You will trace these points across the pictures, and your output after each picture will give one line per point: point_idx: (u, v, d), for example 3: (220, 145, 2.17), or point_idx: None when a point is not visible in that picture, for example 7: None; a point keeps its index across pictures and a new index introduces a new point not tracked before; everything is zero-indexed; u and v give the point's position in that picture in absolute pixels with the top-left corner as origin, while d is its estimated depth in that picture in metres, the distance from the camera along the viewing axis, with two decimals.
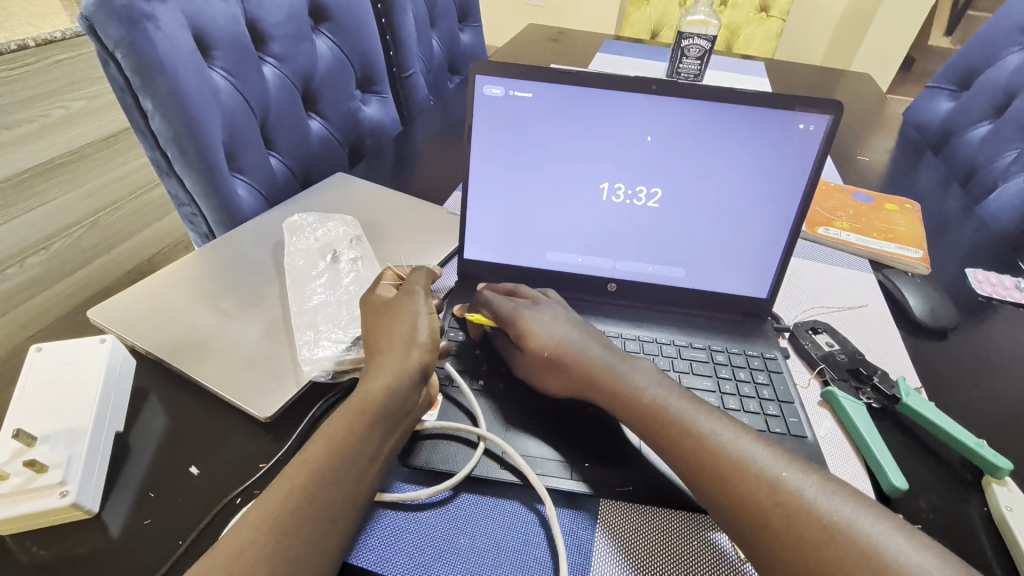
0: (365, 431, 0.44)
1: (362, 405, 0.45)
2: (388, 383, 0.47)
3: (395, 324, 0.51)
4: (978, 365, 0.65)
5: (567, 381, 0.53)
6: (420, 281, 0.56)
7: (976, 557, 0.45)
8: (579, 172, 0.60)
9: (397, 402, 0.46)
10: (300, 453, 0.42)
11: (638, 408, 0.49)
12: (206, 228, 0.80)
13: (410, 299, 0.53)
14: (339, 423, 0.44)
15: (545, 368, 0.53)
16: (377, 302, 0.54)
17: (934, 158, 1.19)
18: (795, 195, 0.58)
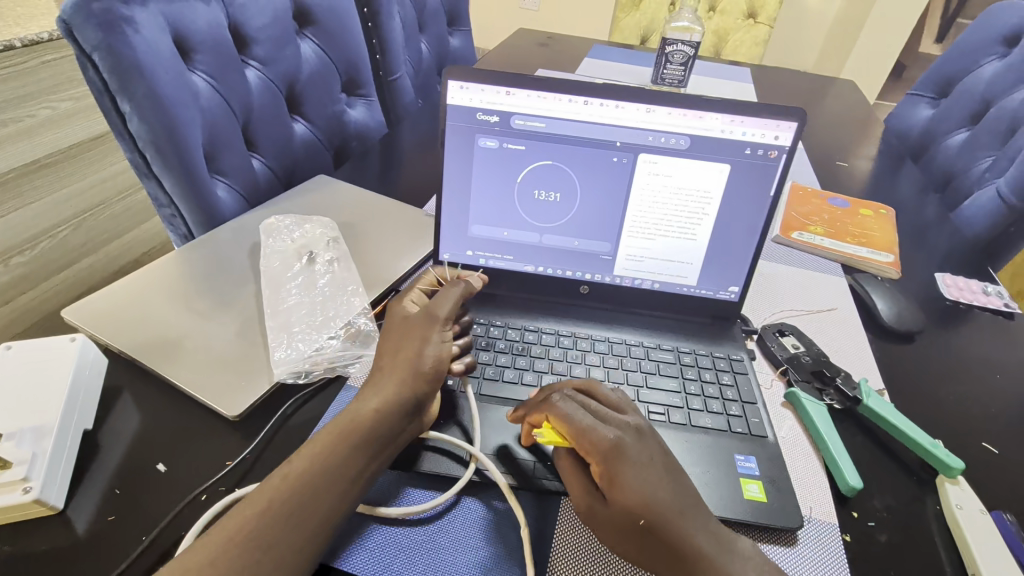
0: (349, 450, 0.44)
1: (350, 425, 0.45)
2: (379, 408, 0.46)
3: (403, 348, 0.50)
4: (942, 368, 0.66)
5: (642, 545, 0.40)
6: (445, 301, 0.54)
7: (926, 554, 0.47)
8: (551, 177, 0.61)
9: (383, 430, 0.46)
10: (283, 464, 0.42)
11: (666, 558, 0.40)
12: (185, 229, 0.81)
13: (427, 324, 0.51)
14: (324, 437, 0.44)
15: (617, 523, 0.41)
16: (398, 319, 0.53)
17: (914, 165, 1.20)
18: (762, 200, 0.60)
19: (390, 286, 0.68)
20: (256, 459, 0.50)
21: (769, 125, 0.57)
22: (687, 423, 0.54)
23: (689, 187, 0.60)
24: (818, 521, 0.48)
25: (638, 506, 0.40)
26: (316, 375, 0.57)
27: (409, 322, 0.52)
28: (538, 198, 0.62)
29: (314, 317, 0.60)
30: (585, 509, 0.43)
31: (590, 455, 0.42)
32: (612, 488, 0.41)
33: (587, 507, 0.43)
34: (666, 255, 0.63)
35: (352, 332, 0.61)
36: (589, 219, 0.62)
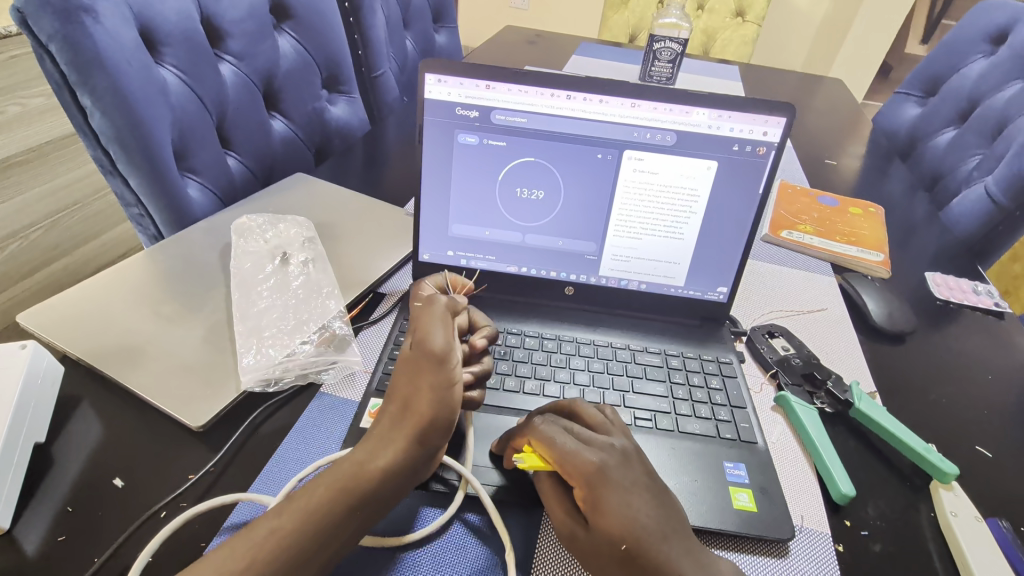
0: (348, 507, 0.38)
1: (354, 481, 0.39)
2: (387, 467, 0.40)
3: (413, 398, 0.42)
4: (933, 369, 0.65)
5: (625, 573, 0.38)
6: (434, 324, 0.42)
7: (921, 564, 0.45)
8: (534, 174, 0.59)
9: (388, 490, 0.40)
10: (275, 513, 0.37)
11: None
12: (154, 229, 0.78)
13: (430, 365, 0.42)
14: (322, 488, 0.38)
15: (598, 551, 0.39)
16: (402, 359, 0.44)
17: (902, 164, 1.19)
18: (751, 199, 0.58)
19: (368, 288, 0.66)
20: (221, 472, 0.47)
21: (758, 121, 0.55)
22: (675, 429, 0.52)
23: (676, 183, 0.58)
24: (811, 531, 0.46)
25: (617, 534, 0.38)
26: (286, 381, 0.54)
27: (413, 363, 0.42)
28: (521, 196, 0.59)
29: (286, 322, 0.58)
30: (566, 535, 0.41)
31: (571, 477, 0.41)
32: (592, 514, 0.39)
33: (568, 531, 0.41)
34: (653, 256, 0.61)
35: (327, 337, 0.58)
36: (574, 218, 0.60)
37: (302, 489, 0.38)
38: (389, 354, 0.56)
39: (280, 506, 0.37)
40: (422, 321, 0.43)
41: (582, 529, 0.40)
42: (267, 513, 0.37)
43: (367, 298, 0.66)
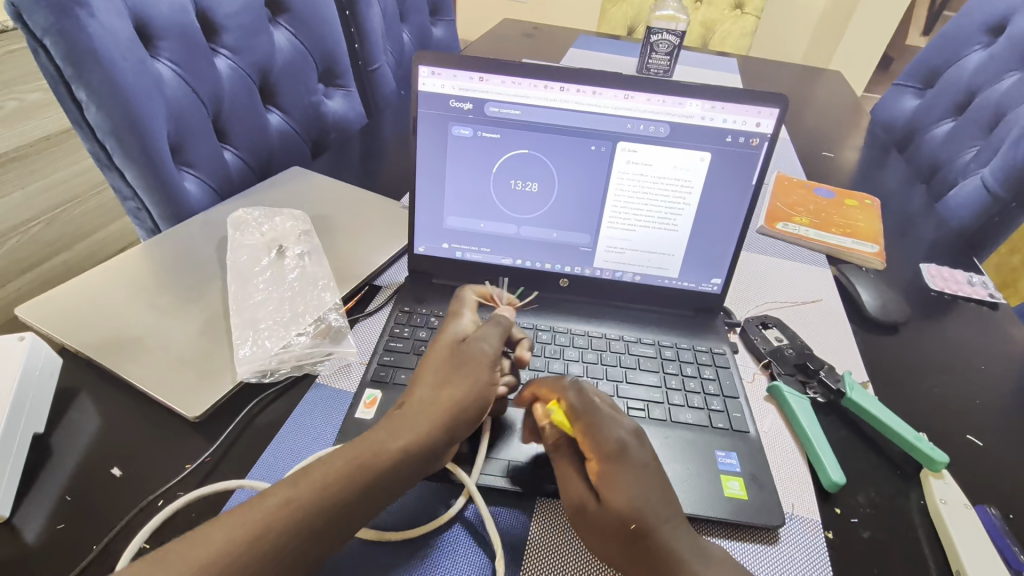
0: (364, 487, 0.36)
1: (373, 460, 0.37)
2: (407, 450, 0.39)
3: (446, 387, 0.43)
4: (925, 359, 0.65)
5: (627, 552, 0.39)
6: (497, 333, 0.48)
7: (909, 550, 0.45)
8: (528, 166, 0.59)
9: (402, 475, 0.39)
10: (290, 484, 0.34)
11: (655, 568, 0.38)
12: (151, 223, 0.78)
13: (479, 361, 0.45)
14: (341, 462, 0.36)
15: (604, 526, 0.40)
16: (448, 346, 0.46)
17: (899, 156, 1.19)
18: (744, 190, 0.58)
19: (364, 280, 0.66)
20: (217, 462, 0.47)
21: (750, 112, 0.55)
22: (668, 419, 0.53)
23: (669, 174, 0.58)
24: (800, 518, 0.47)
25: (628, 512, 0.39)
26: (280, 372, 0.54)
27: (462, 354, 0.46)
28: (515, 188, 0.60)
29: (282, 314, 0.58)
30: (574, 507, 0.42)
31: (592, 452, 0.42)
32: (606, 489, 0.40)
33: (577, 503, 0.42)
34: (646, 247, 0.61)
35: (323, 329, 0.59)
36: (568, 209, 0.60)
37: (322, 461, 0.36)
38: (385, 346, 0.57)
39: (296, 476, 0.35)
40: (485, 326, 0.48)
41: (592, 503, 0.41)
42: (280, 484, 0.34)
43: (362, 290, 0.66)
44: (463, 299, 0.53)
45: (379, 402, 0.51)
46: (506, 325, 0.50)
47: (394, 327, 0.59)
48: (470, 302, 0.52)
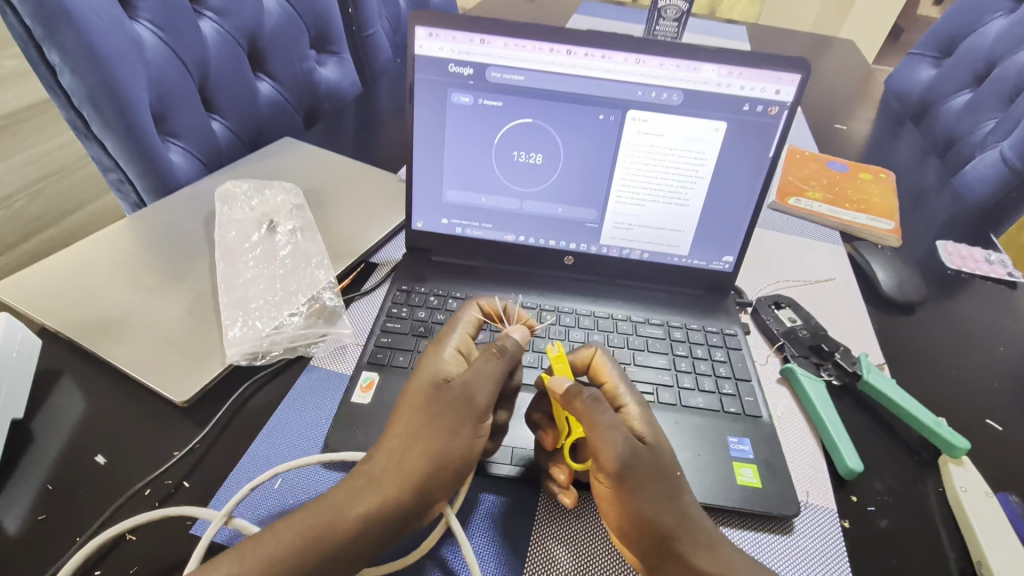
0: (317, 561, 0.34)
1: (327, 531, 0.34)
2: (367, 516, 0.35)
3: (417, 445, 0.38)
4: (942, 340, 0.63)
5: (675, 502, 0.38)
6: (487, 371, 0.40)
7: (927, 539, 0.44)
8: (532, 137, 0.55)
9: (369, 542, 0.35)
10: (233, 559, 0.33)
11: (687, 525, 0.38)
12: (136, 196, 0.75)
13: (461, 412, 0.39)
14: (291, 534, 0.34)
15: (655, 476, 0.38)
16: (425, 391, 0.40)
17: (914, 128, 1.15)
18: (761, 163, 0.54)
19: (360, 257, 0.63)
20: (207, 449, 0.45)
21: (770, 79, 0.51)
22: (677, 403, 0.51)
23: (682, 145, 0.54)
24: (814, 506, 0.45)
25: (671, 458, 0.40)
26: (271, 355, 0.52)
27: (440, 402, 0.39)
28: (519, 160, 0.56)
29: (273, 293, 0.56)
30: (626, 461, 0.37)
31: (626, 403, 0.42)
32: (653, 434, 0.40)
33: (631, 453, 0.38)
34: (657, 223, 0.58)
35: (317, 309, 0.56)
36: (575, 183, 0.57)
37: (271, 529, 0.34)
38: (382, 327, 0.54)
39: (243, 549, 0.33)
40: (474, 362, 0.41)
41: (643, 452, 0.38)
42: (226, 556, 0.33)
43: (358, 268, 0.64)
44: (457, 324, 0.45)
45: (376, 386, 0.49)
46: (506, 356, 0.41)
47: (392, 307, 0.57)
48: (462, 327, 0.45)
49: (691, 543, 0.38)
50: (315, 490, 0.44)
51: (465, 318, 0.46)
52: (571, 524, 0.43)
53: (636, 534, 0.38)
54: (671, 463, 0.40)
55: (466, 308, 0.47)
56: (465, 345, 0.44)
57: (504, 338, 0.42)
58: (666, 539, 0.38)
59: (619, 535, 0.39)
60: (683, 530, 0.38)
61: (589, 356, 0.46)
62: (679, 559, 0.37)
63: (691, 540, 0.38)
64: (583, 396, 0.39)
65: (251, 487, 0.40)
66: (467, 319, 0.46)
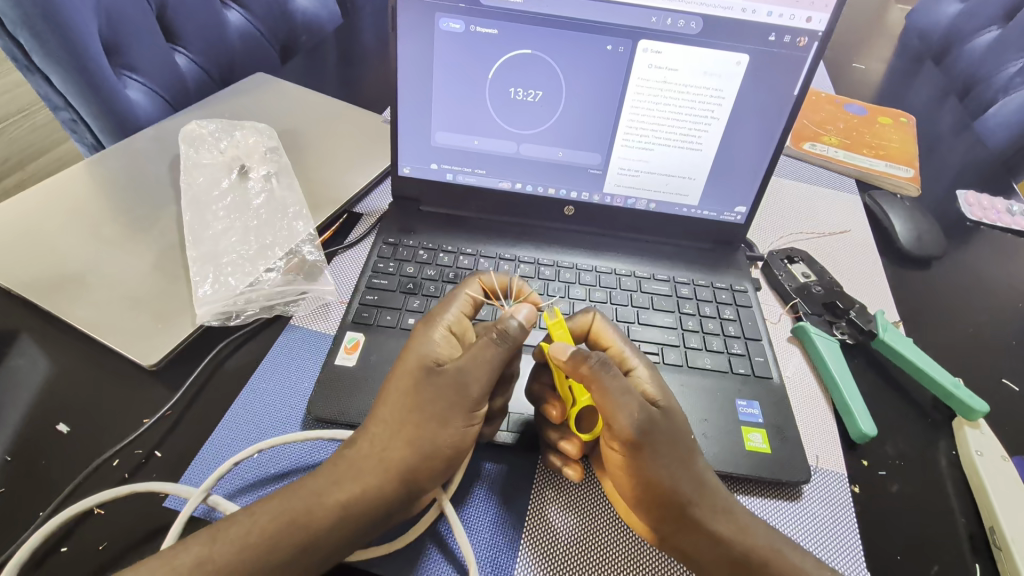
0: (294, 548, 0.32)
1: (305, 516, 0.33)
2: (348, 505, 0.34)
3: (404, 432, 0.36)
4: (960, 296, 0.60)
5: (691, 468, 0.36)
6: (483, 358, 0.37)
7: (938, 504, 0.42)
8: (529, 71, 0.49)
9: (348, 532, 0.34)
10: (205, 540, 0.32)
11: (704, 489, 0.36)
12: (93, 138, 0.68)
13: (453, 401, 0.36)
14: (266, 519, 0.33)
15: (671, 441, 0.36)
16: (414, 375, 0.37)
17: (933, 68, 1.08)
18: (784, 103, 0.49)
19: (342, 207, 0.58)
20: (180, 415, 0.42)
21: (801, 4, 0.45)
22: (683, 363, 0.48)
23: (698, 82, 0.48)
24: (824, 471, 0.43)
25: (685, 424, 0.38)
26: (246, 315, 0.48)
27: (430, 389, 0.36)
28: (515, 98, 0.50)
29: (246, 247, 0.51)
30: (643, 427, 0.35)
31: (635, 366, 0.40)
32: (666, 398, 0.38)
33: (647, 419, 0.35)
34: (666, 170, 0.53)
35: (296, 264, 0.51)
36: (577, 125, 0.51)
37: (247, 512, 0.33)
38: (366, 284, 0.50)
39: (215, 530, 0.32)
40: (470, 346, 0.37)
41: (659, 416, 0.36)
42: (197, 537, 0.32)
43: (341, 219, 0.59)
44: (452, 302, 0.42)
45: (362, 347, 0.45)
46: (507, 340, 0.37)
47: (378, 261, 0.52)
48: (458, 305, 0.41)
49: (708, 510, 0.36)
50: (297, 459, 0.41)
51: (461, 295, 0.42)
52: (568, 492, 0.41)
53: (651, 502, 0.36)
54: (684, 429, 0.37)
55: (465, 283, 0.44)
56: (461, 325, 0.41)
57: (507, 319, 0.38)
58: (683, 503, 0.36)
59: (632, 503, 0.37)
60: (699, 496, 0.36)
61: (588, 322, 0.43)
62: (697, 527, 0.36)
63: (707, 506, 0.36)
64: (590, 361, 0.36)
65: (232, 465, 0.38)
66: (464, 297, 0.42)
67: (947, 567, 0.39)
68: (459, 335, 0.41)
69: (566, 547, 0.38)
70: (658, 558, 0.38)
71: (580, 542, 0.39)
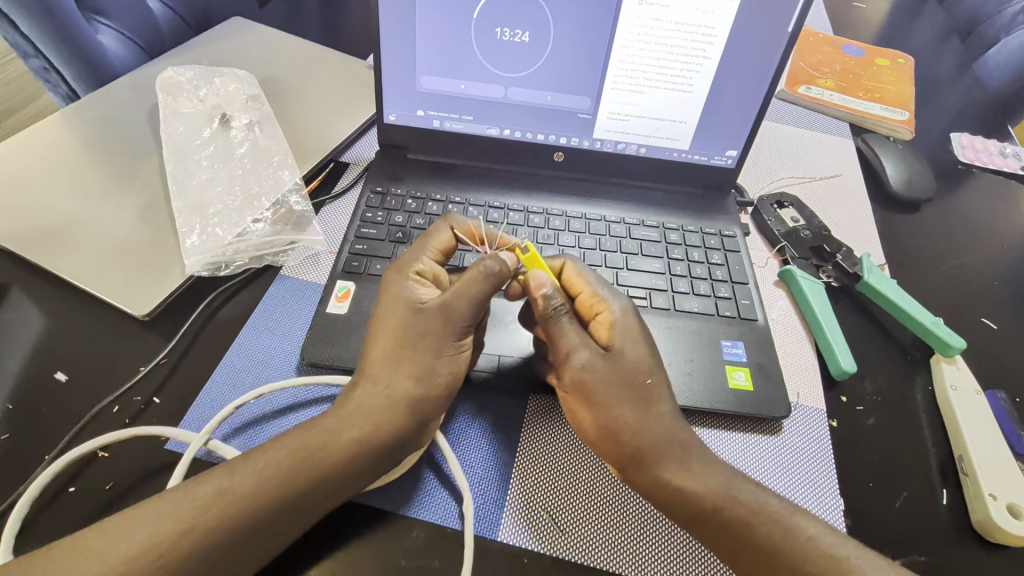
0: (310, 480, 0.33)
1: (322, 451, 0.34)
2: (360, 441, 0.35)
3: (399, 369, 0.37)
4: (946, 239, 0.61)
5: (649, 411, 0.37)
6: (468, 292, 0.38)
7: (912, 435, 0.44)
8: (516, 9, 0.47)
9: (358, 467, 0.35)
10: (223, 473, 0.32)
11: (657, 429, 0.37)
12: (67, 87, 0.66)
13: (443, 330, 0.38)
14: (275, 451, 0.34)
15: (622, 383, 0.38)
16: (399, 316, 0.38)
17: (936, 5, 1.04)
18: (778, 40, 0.47)
19: (327, 156, 0.57)
20: (176, 363, 0.43)
21: None
22: (671, 307, 0.48)
23: (690, 18, 0.47)
24: (806, 407, 0.45)
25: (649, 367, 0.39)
26: (236, 265, 0.48)
27: (418, 325, 0.38)
28: (502, 38, 0.49)
29: (232, 197, 0.51)
30: (584, 376, 0.38)
31: (604, 307, 0.41)
32: (621, 339, 0.39)
33: (589, 370, 0.38)
34: (656, 112, 0.52)
35: (284, 215, 0.51)
36: (565, 66, 0.50)
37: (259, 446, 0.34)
38: (355, 233, 0.50)
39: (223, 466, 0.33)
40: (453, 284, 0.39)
41: (604, 361, 0.38)
42: (215, 473, 0.32)
43: (327, 168, 0.58)
44: (422, 248, 0.43)
45: (353, 296, 0.46)
46: (492, 275, 0.38)
47: (366, 212, 0.52)
48: (429, 249, 0.43)
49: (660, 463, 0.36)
50: (297, 404, 0.42)
51: (431, 241, 0.43)
52: (557, 433, 0.43)
53: (611, 440, 0.37)
54: (638, 373, 0.38)
55: (436, 229, 0.44)
56: (433, 268, 0.42)
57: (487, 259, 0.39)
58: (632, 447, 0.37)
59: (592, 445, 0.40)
60: (656, 445, 0.37)
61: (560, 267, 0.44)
62: (656, 472, 0.36)
63: (673, 452, 0.36)
64: (549, 305, 0.39)
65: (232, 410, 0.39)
66: (433, 241, 0.43)
67: (915, 493, 0.41)
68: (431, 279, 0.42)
69: (553, 481, 0.40)
70: (652, 495, 0.40)
71: (567, 475, 0.40)
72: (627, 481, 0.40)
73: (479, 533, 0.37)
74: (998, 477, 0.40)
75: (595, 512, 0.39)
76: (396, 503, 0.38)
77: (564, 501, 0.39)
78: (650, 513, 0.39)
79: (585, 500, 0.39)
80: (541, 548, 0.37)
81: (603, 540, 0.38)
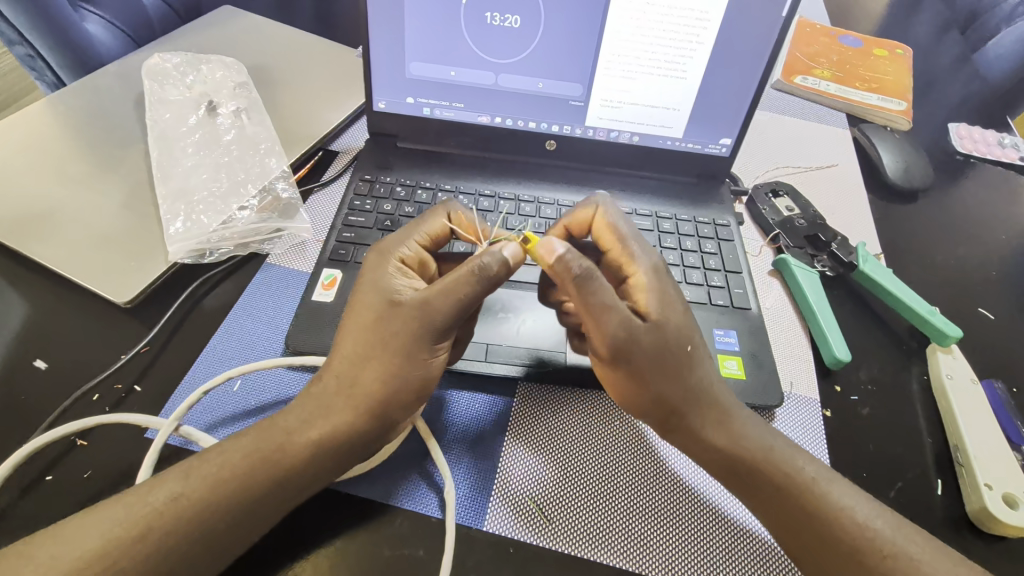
0: (272, 483, 0.32)
1: (278, 451, 0.33)
2: (320, 439, 0.34)
3: (364, 366, 0.36)
4: (943, 229, 0.60)
5: (682, 371, 0.37)
6: (452, 293, 0.35)
7: (907, 426, 0.44)
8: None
9: (315, 467, 0.34)
10: (188, 480, 0.31)
11: (673, 387, 0.36)
12: (53, 75, 0.66)
13: (416, 333, 0.36)
14: (236, 455, 0.32)
15: (655, 363, 0.36)
16: (373, 309, 0.37)
17: None
18: (774, 22, 0.46)
19: (316, 144, 0.56)
20: (158, 350, 0.42)
21: None
22: None
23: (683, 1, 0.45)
24: (798, 398, 0.44)
25: (691, 327, 0.38)
26: (220, 252, 0.47)
27: (389, 321, 0.36)
28: (493, 23, 0.48)
29: (218, 183, 0.50)
30: (619, 343, 0.36)
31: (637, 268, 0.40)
32: (661, 309, 0.37)
33: (626, 337, 0.35)
34: (649, 98, 0.50)
35: (270, 202, 0.50)
36: (557, 51, 0.49)
37: (216, 450, 0.33)
38: (343, 221, 0.49)
39: (188, 467, 0.32)
40: (438, 281, 0.36)
41: (643, 332, 0.36)
42: (179, 481, 0.31)
43: (316, 156, 0.57)
44: (413, 232, 0.41)
45: (339, 284, 0.45)
46: (486, 276, 0.35)
47: (355, 200, 0.51)
48: (417, 234, 0.41)
49: (705, 417, 0.37)
50: (278, 393, 0.41)
51: (424, 226, 0.42)
52: (547, 420, 0.42)
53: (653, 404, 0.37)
54: (680, 336, 0.37)
55: (433, 214, 0.42)
56: (417, 255, 0.41)
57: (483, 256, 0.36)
58: (675, 414, 0.37)
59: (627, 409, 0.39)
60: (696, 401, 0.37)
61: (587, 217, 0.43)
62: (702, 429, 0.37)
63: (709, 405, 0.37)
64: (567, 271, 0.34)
65: (201, 394, 0.38)
66: (427, 228, 0.42)
67: (909, 483, 0.41)
68: (414, 266, 0.40)
69: (542, 470, 0.39)
70: (654, 494, 0.39)
71: (556, 464, 0.40)
72: (629, 483, 0.39)
73: (463, 521, 0.37)
74: (992, 467, 0.40)
75: (584, 499, 0.38)
76: (380, 495, 0.37)
77: (554, 486, 0.39)
78: (652, 511, 0.38)
79: (576, 489, 0.39)
80: (524, 535, 0.36)
81: (603, 536, 0.37)
